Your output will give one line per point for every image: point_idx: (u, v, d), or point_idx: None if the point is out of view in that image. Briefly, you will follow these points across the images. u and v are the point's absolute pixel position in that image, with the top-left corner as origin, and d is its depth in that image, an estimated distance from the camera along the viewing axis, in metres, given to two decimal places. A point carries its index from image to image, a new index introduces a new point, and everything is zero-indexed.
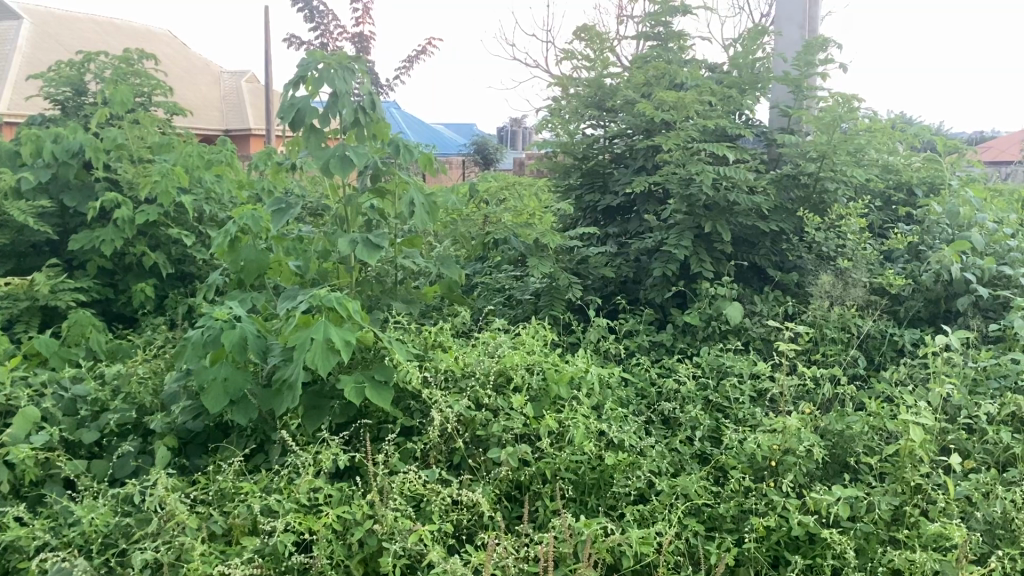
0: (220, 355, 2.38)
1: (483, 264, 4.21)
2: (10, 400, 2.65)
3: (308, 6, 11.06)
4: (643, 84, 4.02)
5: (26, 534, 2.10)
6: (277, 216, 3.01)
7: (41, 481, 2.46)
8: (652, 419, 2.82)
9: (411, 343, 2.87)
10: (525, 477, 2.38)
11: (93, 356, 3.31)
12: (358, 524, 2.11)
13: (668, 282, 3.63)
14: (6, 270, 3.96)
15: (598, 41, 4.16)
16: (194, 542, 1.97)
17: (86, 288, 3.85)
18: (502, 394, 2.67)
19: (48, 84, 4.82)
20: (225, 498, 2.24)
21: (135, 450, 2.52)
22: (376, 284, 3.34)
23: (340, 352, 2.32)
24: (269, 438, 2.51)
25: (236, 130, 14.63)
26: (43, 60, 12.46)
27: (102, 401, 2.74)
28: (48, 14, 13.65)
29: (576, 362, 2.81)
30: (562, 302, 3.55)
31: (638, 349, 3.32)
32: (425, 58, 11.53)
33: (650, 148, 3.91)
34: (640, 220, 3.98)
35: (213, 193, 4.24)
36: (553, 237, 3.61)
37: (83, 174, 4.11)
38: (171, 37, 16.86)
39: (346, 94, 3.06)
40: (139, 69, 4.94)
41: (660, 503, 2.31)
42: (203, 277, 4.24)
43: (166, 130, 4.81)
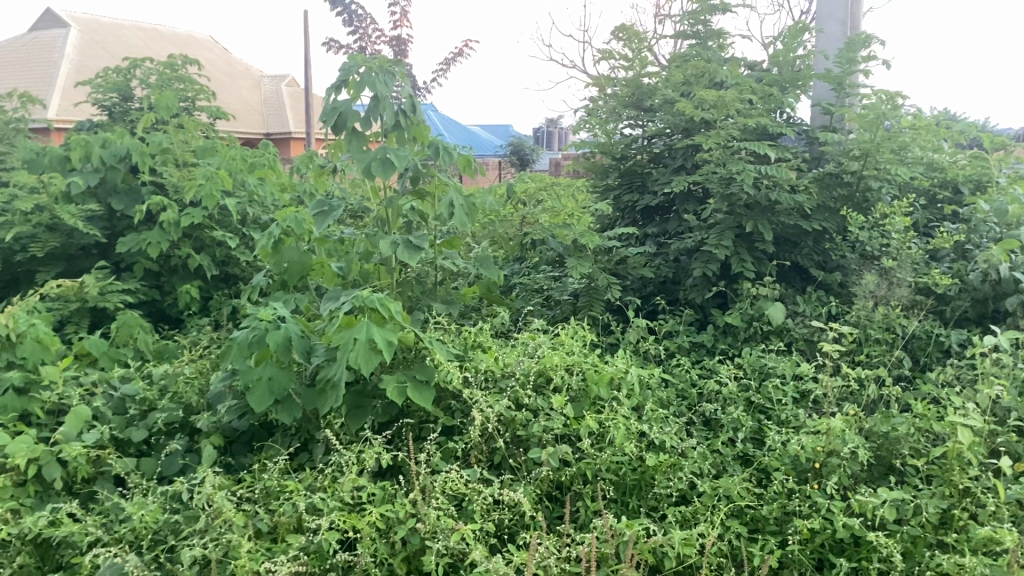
0: (264, 356, 2.42)
1: (520, 264, 4.22)
2: (62, 399, 2.71)
3: (346, 9, 11.17)
4: (682, 82, 3.99)
5: (79, 530, 2.15)
6: (321, 218, 3.05)
7: (92, 479, 2.51)
8: (693, 420, 2.80)
9: (451, 344, 2.89)
10: (566, 478, 2.38)
11: (141, 356, 3.38)
12: (400, 523, 2.12)
13: (709, 282, 3.60)
14: (56, 273, 4.05)
15: (637, 41, 4.14)
16: (241, 539, 2.00)
17: (134, 290, 3.93)
18: (541, 394, 2.68)
19: (96, 91, 4.92)
20: (271, 496, 2.27)
21: (182, 449, 2.57)
22: (417, 285, 3.37)
23: (382, 353, 2.35)
24: (313, 437, 2.53)
25: (276, 134, 14.76)
26: (93, 66, 12.76)
27: (150, 400, 2.79)
28: (94, 22, 13.94)
29: (615, 363, 2.82)
30: (601, 303, 3.54)
31: (677, 350, 3.30)
32: (462, 59, 11.58)
33: (689, 146, 3.88)
34: (679, 220, 3.95)
35: (256, 196, 4.32)
36: (592, 238, 3.60)
37: (129, 178, 4.19)
38: (214, 44, 17.15)
39: (387, 98, 3.09)
40: (183, 75, 5.02)
41: (702, 505, 2.30)
42: (246, 279, 4.30)
43: (208, 134, 4.89)
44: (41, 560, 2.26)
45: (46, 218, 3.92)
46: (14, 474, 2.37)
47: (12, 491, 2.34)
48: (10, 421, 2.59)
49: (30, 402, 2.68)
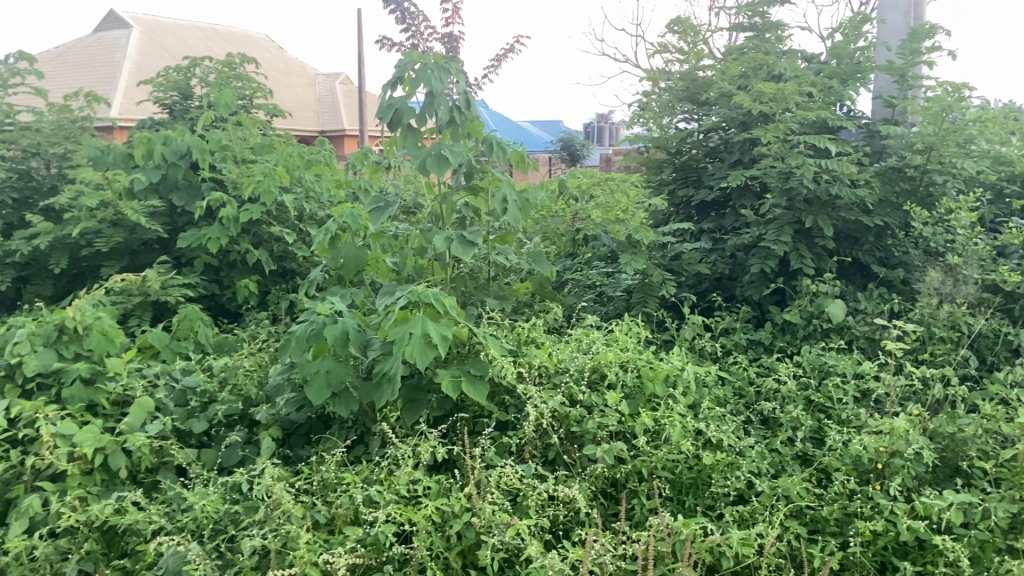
0: (322, 349, 2.45)
1: (573, 260, 4.20)
2: (127, 391, 2.78)
3: (399, 7, 11.25)
4: (739, 75, 3.94)
5: (144, 518, 2.20)
6: (376, 213, 3.08)
7: (155, 469, 2.56)
8: (750, 419, 2.76)
9: (504, 339, 2.89)
10: (620, 475, 2.36)
11: (201, 349, 3.45)
12: (456, 517, 2.13)
13: (767, 279, 3.54)
14: (120, 267, 4.15)
15: (692, 34, 4.11)
16: (299, 530, 2.03)
17: (195, 284, 4.01)
18: (596, 391, 2.66)
19: (157, 89, 5.03)
20: (328, 488, 2.29)
21: (242, 440, 2.61)
22: (470, 280, 3.38)
23: (437, 347, 2.36)
24: (369, 430, 2.55)
25: (330, 131, 14.91)
26: (154, 67, 13.03)
27: (210, 393, 2.85)
28: (155, 23, 14.26)
29: (671, 360, 2.78)
30: (656, 299, 3.50)
31: (734, 347, 3.26)
32: (513, 55, 11.57)
33: (747, 140, 3.81)
34: (735, 216, 3.88)
35: (312, 192, 4.38)
36: (647, 233, 3.56)
37: (190, 175, 4.28)
38: (269, 42, 17.43)
39: (442, 94, 3.11)
40: (241, 73, 5.10)
41: (760, 504, 2.26)
42: (303, 274, 4.36)
43: (266, 131, 4.96)
44: (107, 547, 2.31)
45: (111, 213, 4.02)
46: (81, 463, 2.43)
47: (79, 479, 2.40)
48: (77, 411, 2.66)
49: (96, 393, 2.75)
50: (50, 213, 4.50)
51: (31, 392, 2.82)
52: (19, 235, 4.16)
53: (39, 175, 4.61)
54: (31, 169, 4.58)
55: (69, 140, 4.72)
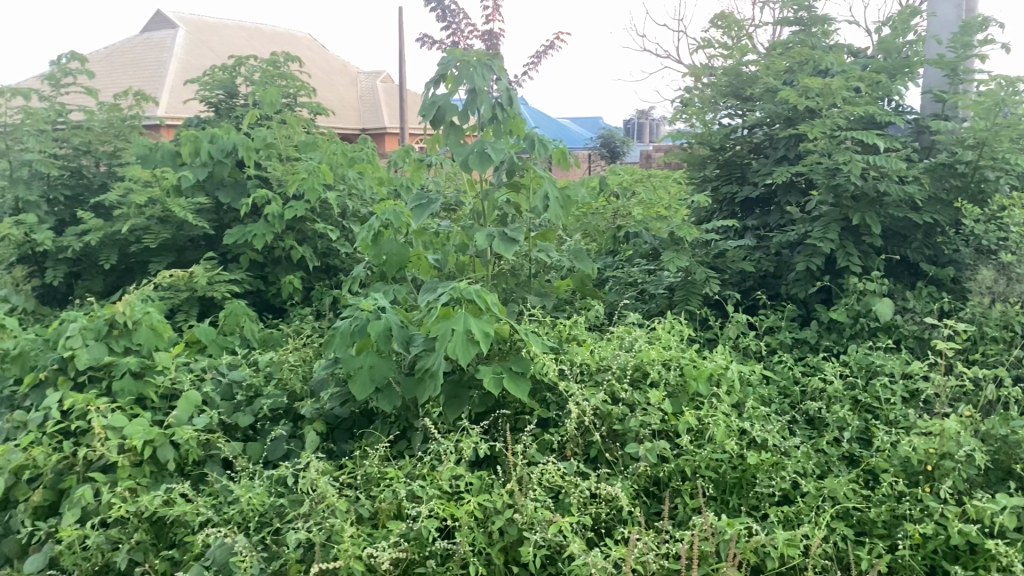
0: (365, 345, 2.48)
1: (614, 258, 4.17)
2: (175, 384, 2.84)
3: (440, 5, 11.29)
4: (785, 70, 3.89)
5: (191, 510, 2.24)
6: (418, 210, 3.11)
7: (202, 462, 2.60)
8: (796, 418, 2.73)
9: (546, 336, 2.89)
10: (663, 474, 2.34)
11: (247, 344, 3.49)
12: (498, 513, 2.13)
13: (812, 277, 3.49)
14: (168, 263, 4.23)
15: (736, 29, 4.08)
16: (344, 524, 2.05)
17: (240, 280, 4.07)
18: (638, 389, 2.65)
19: (203, 88, 5.11)
20: (371, 483, 2.31)
21: (287, 434, 2.65)
22: (511, 277, 3.38)
23: (479, 344, 2.36)
24: (412, 425, 2.57)
25: (372, 129, 15.00)
26: (200, 66, 13.24)
27: (256, 387, 2.90)
28: (200, 23, 14.48)
29: (715, 359, 2.76)
30: (699, 297, 3.47)
31: (779, 346, 3.22)
32: (553, 51, 11.55)
33: (793, 136, 3.75)
34: (780, 212, 3.83)
35: (355, 189, 4.41)
36: (690, 230, 3.53)
37: (235, 173, 4.34)
38: (311, 40, 17.62)
39: (484, 91, 3.11)
40: (285, 72, 5.16)
41: (806, 505, 2.23)
42: (346, 271, 4.40)
43: (310, 129, 5.01)
44: (156, 537, 2.36)
45: (159, 210, 4.09)
46: (131, 455, 2.48)
47: (129, 471, 2.45)
48: (127, 404, 2.72)
49: (145, 386, 2.81)
50: (100, 210, 4.60)
51: (82, 385, 2.88)
52: (71, 231, 4.25)
53: (90, 173, 4.71)
54: (82, 166, 4.69)
55: (119, 138, 4.81)
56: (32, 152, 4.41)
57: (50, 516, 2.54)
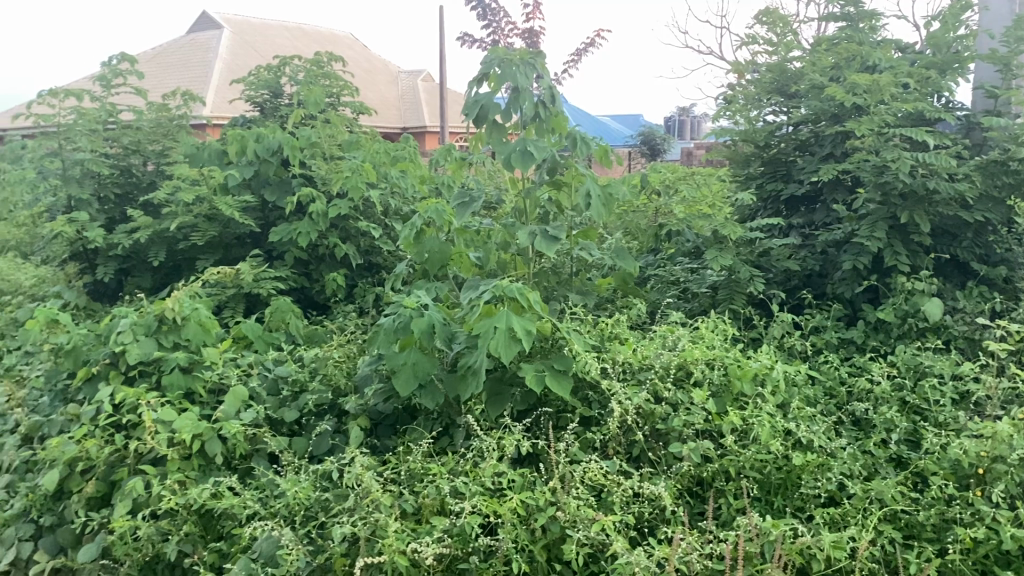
0: (409, 342, 2.50)
1: (656, 256, 4.15)
2: (222, 379, 2.89)
3: (480, 4, 11.32)
4: (831, 66, 3.84)
5: (239, 502, 2.29)
6: (461, 209, 3.13)
7: (249, 455, 2.64)
8: (841, 419, 2.69)
9: (588, 335, 2.88)
10: (707, 474, 2.33)
11: (292, 340, 3.54)
12: (541, 510, 2.14)
13: (859, 275, 3.44)
14: (214, 260, 4.30)
15: (781, 25, 4.04)
16: (388, 519, 2.07)
17: (285, 277, 4.12)
18: (681, 388, 2.64)
19: (248, 87, 5.18)
20: (414, 478, 2.34)
21: (331, 429, 2.68)
22: (553, 275, 3.39)
23: (521, 342, 2.37)
24: (454, 422, 2.58)
25: (412, 127, 15.08)
26: (245, 66, 13.42)
27: (301, 382, 2.94)
28: (245, 23, 14.68)
29: (759, 358, 2.73)
30: (743, 296, 3.44)
31: (825, 346, 3.18)
32: (594, 49, 11.52)
33: (839, 133, 3.70)
34: (826, 211, 3.78)
35: (397, 188, 4.44)
36: (734, 229, 3.50)
37: (280, 171, 4.40)
38: (353, 40, 17.77)
39: (527, 89, 3.12)
40: (329, 72, 5.21)
41: (853, 507, 2.20)
42: (388, 268, 4.43)
43: (352, 128, 5.06)
44: (204, 529, 2.40)
45: (206, 208, 4.16)
46: (181, 448, 2.53)
47: (179, 464, 2.50)
48: (176, 398, 2.77)
49: (194, 381, 2.86)
50: (149, 208, 4.69)
51: (133, 379, 2.95)
52: (121, 229, 4.35)
53: (139, 172, 4.80)
54: (131, 165, 4.78)
55: (168, 137, 4.90)
56: (84, 151, 4.52)
57: (102, 507, 2.61)
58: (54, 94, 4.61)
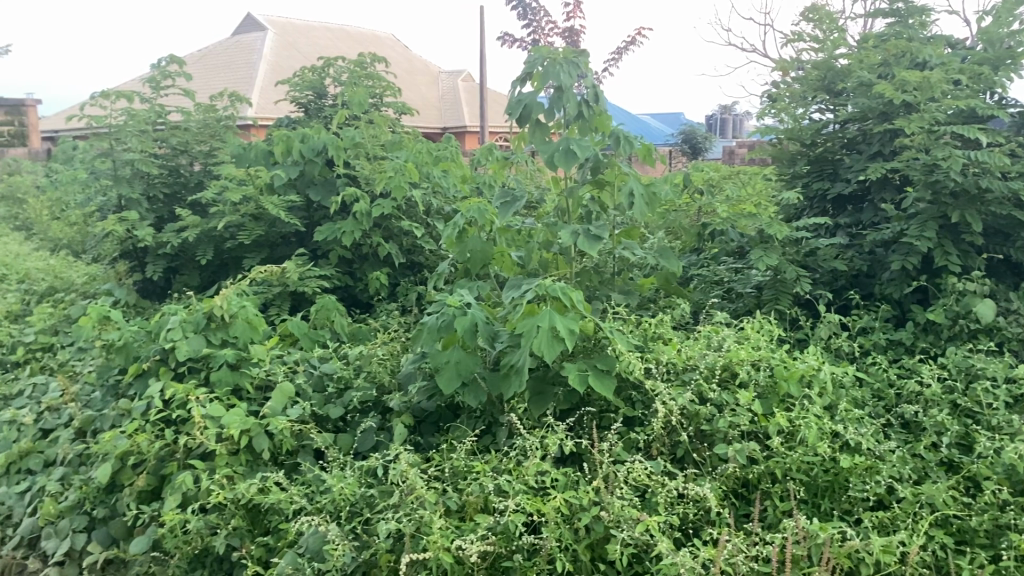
0: (452, 340, 2.51)
1: (699, 256, 4.12)
2: (270, 375, 2.94)
3: (521, 3, 11.33)
4: (879, 63, 3.78)
5: (286, 498, 2.32)
6: (504, 208, 3.13)
7: (295, 451, 2.68)
8: (890, 422, 2.65)
9: (631, 334, 2.87)
10: (753, 476, 2.31)
11: (337, 338, 3.57)
12: (585, 510, 2.14)
13: (908, 276, 3.39)
14: (261, 259, 4.37)
15: (828, 22, 3.99)
16: (433, 516, 2.08)
17: (329, 276, 4.17)
18: (726, 389, 2.62)
19: (294, 88, 5.24)
20: (458, 476, 2.35)
21: (376, 426, 2.70)
22: (595, 275, 3.38)
23: (565, 341, 2.37)
24: (497, 420, 2.59)
25: (453, 127, 15.14)
26: (289, 67, 13.59)
27: (346, 379, 2.97)
28: (288, 25, 14.86)
29: (806, 359, 2.70)
30: (789, 296, 3.41)
31: (873, 347, 3.13)
32: (635, 47, 11.47)
33: (888, 131, 3.64)
34: (874, 210, 3.73)
35: (439, 187, 4.46)
36: (780, 228, 3.46)
37: (325, 171, 4.45)
38: (393, 40, 17.90)
39: (571, 89, 3.12)
40: (372, 72, 5.26)
41: (903, 511, 2.17)
42: (430, 267, 4.46)
43: (395, 127, 5.09)
44: (251, 524, 2.44)
45: (253, 208, 4.23)
46: (228, 443, 2.58)
47: (227, 459, 2.54)
48: (224, 394, 2.82)
49: (241, 377, 2.90)
50: (197, 207, 4.78)
51: (182, 375, 3.00)
52: (170, 228, 4.43)
53: (187, 172, 4.89)
54: (179, 165, 4.87)
55: (215, 137, 4.98)
56: (134, 152, 4.61)
57: (153, 500, 2.67)
58: (105, 95, 4.71)
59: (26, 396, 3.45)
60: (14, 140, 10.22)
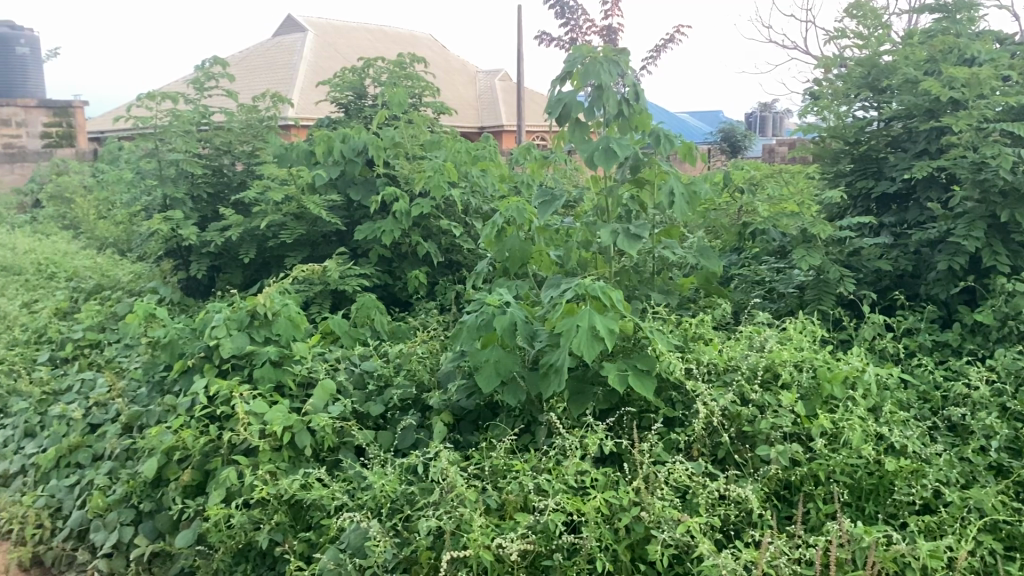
0: (491, 339, 2.52)
1: (739, 255, 4.09)
2: (311, 373, 2.97)
3: (559, 2, 11.31)
4: (925, 60, 3.72)
5: (328, 494, 2.36)
6: (543, 207, 3.13)
7: (336, 448, 2.71)
8: (936, 425, 2.61)
9: (671, 334, 2.86)
10: (795, 477, 2.28)
11: (377, 336, 3.60)
12: (625, 510, 2.13)
13: (955, 276, 3.33)
14: (302, 258, 4.43)
15: (873, 18, 3.94)
16: (473, 514, 2.09)
17: (369, 274, 4.21)
18: (768, 390, 2.59)
19: (334, 89, 5.29)
20: (497, 475, 2.36)
21: (416, 424, 2.72)
22: (635, 274, 3.36)
23: (604, 341, 2.37)
24: (536, 420, 2.59)
25: (490, 126, 15.17)
26: (330, 67, 13.71)
27: (386, 377, 3.00)
28: (327, 26, 15.01)
29: (850, 360, 2.67)
30: (832, 297, 3.37)
31: (918, 349, 3.08)
32: (674, 45, 11.39)
33: (934, 129, 3.58)
34: (919, 209, 3.66)
35: (478, 186, 4.47)
36: (823, 228, 3.42)
37: (365, 171, 4.48)
38: (432, 40, 18.00)
39: (611, 87, 3.11)
40: (412, 73, 5.29)
41: (950, 516, 2.14)
42: (469, 266, 4.47)
43: (434, 127, 5.12)
44: (294, 519, 2.47)
45: (294, 207, 4.28)
46: (271, 439, 2.61)
47: (270, 455, 2.58)
48: (267, 391, 2.86)
49: (284, 374, 2.94)
50: (239, 206, 4.85)
51: (226, 371, 3.06)
52: (214, 227, 4.50)
53: (230, 172, 4.97)
54: (223, 165, 4.95)
55: (257, 138, 5.04)
56: (178, 152, 4.69)
57: (198, 494, 2.71)
58: (151, 96, 4.79)
59: (75, 391, 3.54)
60: (62, 140, 10.42)
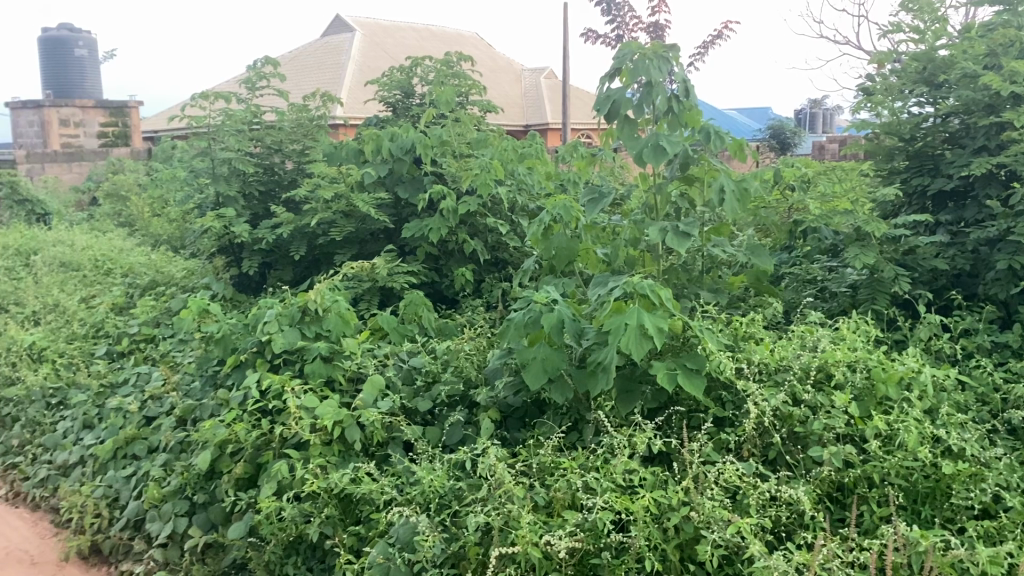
0: (538, 337, 2.52)
1: (790, 253, 4.03)
2: (360, 369, 3.00)
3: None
4: (985, 54, 3.63)
5: (377, 488, 2.38)
6: (591, 205, 3.12)
7: (385, 443, 2.73)
8: (996, 428, 2.54)
9: (720, 333, 2.83)
10: (849, 479, 2.24)
11: (425, 333, 3.62)
12: (674, 509, 2.12)
13: (1015, 276, 3.24)
14: (351, 255, 4.48)
15: (929, 12, 3.84)
16: (521, 511, 2.10)
17: (417, 272, 4.24)
18: (820, 391, 2.55)
19: (382, 88, 5.33)
20: (545, 472, 2.36)
21: (463, 420, 2.74)
22: (684, 273, 3.34)
23: (653, 339, 2.35)
24: (583, 417, 2.59)
25: (535, 124, 15.16)
26: (377, 66, 13.82)
27: (434, 373, 3.02)
28: (375, 25, 15.15)
29: (905, 361, 2.61)
30: (886, 296, 3.31)
31: (976, 350, 3.01)
32: (722, 41, 11.27)
33: (994, 124, 3.49)
34: (978, 207, 3.57)
35: (525, 184, 4.47)
36: (877, 226, 3.36)
37: (413, 169, 4.50)
38: (478, 39, 18.06)
39: (660, 83, 3.08)
40: (459, 71, 5.30)
41: (1010, 521, 2.09)
42: (515, 264, 4.48)
43: (481, 125, 5.13)
44: (344, 512, 2.50)
45: (344, 205, 4.34)
46: (322, 434, 2.65)
47: (320, 449, 2.62)
48: (317, 385, 2.90)
49: (334, 370, 2.98)
50: (289, 204, 4.92)
51: (278, 366, 3.10)
52: (265, 225, 4.58)
53: (281, 171, 5.05)
54: (274, 164, 5.03)
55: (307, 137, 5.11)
56: (230, 151, 4.77)
57: (250, 487, 2.76)
58: (204, 96, 4.87)
59: (131, 385, 3.62)
60: (117, 140, 10.68)
